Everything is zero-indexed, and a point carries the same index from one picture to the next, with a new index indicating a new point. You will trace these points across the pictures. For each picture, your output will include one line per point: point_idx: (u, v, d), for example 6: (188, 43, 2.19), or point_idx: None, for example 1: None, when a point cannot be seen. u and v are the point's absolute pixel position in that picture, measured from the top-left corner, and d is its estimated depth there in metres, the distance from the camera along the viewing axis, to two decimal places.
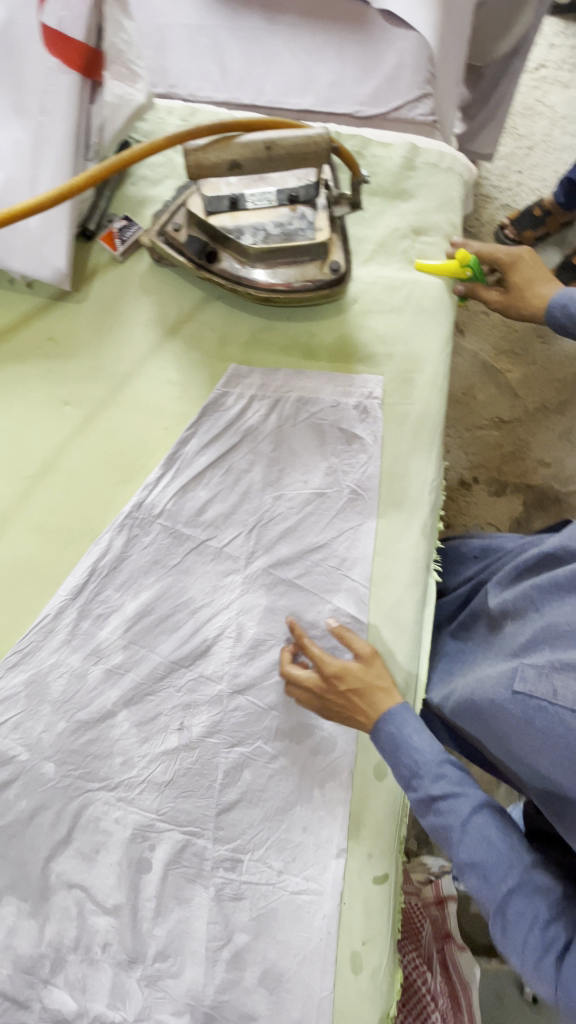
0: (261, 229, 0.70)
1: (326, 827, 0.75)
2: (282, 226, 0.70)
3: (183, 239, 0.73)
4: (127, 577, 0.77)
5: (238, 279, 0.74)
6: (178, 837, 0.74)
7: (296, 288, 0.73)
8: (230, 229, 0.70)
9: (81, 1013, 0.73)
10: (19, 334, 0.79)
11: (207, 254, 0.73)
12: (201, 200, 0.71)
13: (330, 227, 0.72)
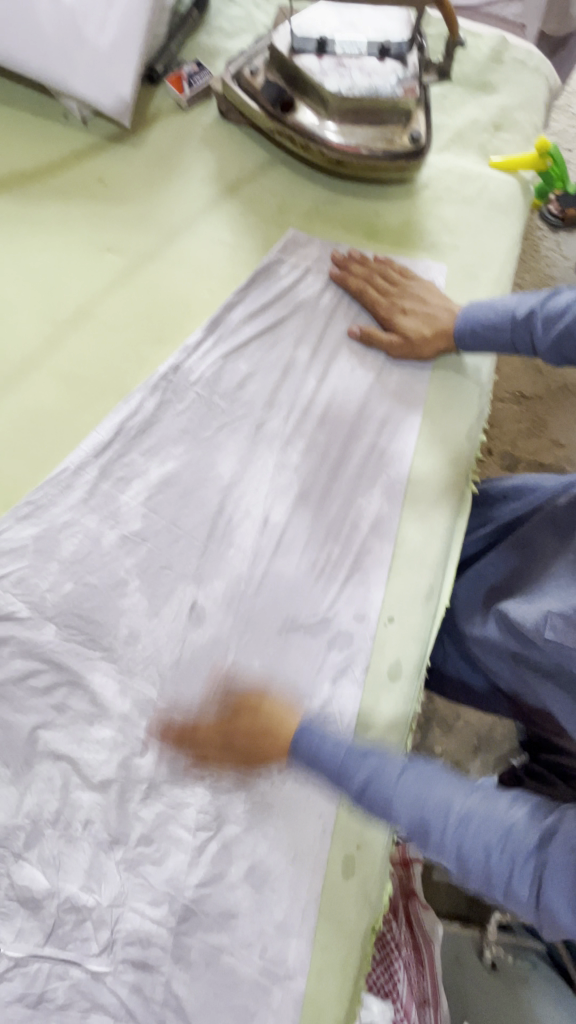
0: (346, 78, 0.67)
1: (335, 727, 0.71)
2: (368, 80, 0.67)
3: (259, 83, 0.70)
4: (154, 443, 0.72)
5: (312, 137, 0.70)
6: (177, 717, 0.71)
7: (373, 152, 0.70)
8: (314, 71, 0.67)
9: (52, 892, 0.68)
10: (67, 171, 0.74)
11: (282, 101, 0.69)
12: (287, 39, 0.68)
13: (417, 93, 0.70)
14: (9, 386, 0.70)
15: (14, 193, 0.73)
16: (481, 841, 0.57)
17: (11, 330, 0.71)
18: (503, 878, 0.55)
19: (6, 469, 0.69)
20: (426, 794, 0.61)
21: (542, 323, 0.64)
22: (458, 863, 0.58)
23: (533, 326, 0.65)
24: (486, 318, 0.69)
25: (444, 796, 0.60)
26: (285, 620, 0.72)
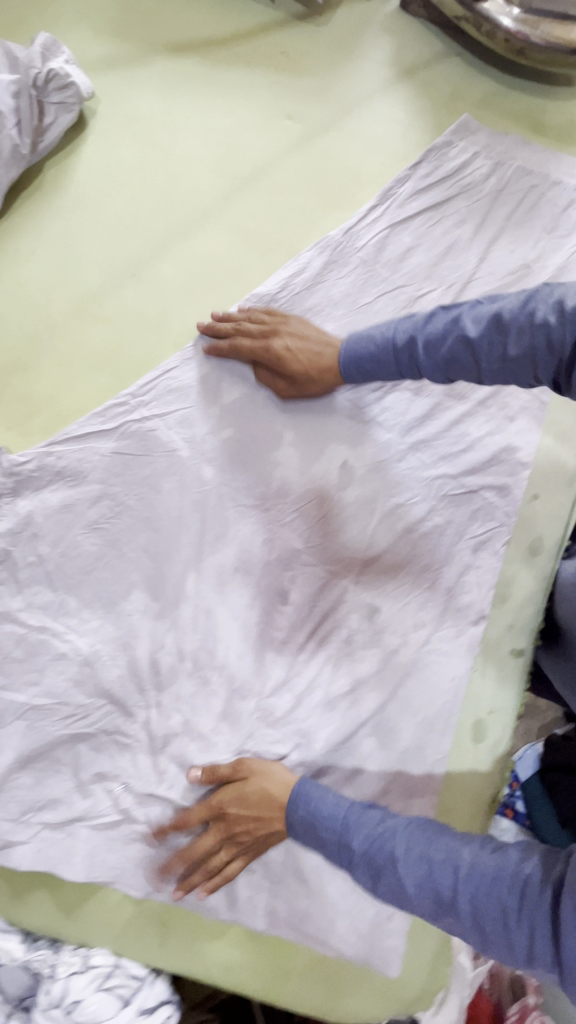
0: None
1: (473, 594, 0.72)
2: None
3: None
4: (317, 300, 0.72)
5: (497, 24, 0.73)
6: (320, 571, 0.71)
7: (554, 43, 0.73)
8: None
9: (186, 731, 0.68)
10: (252, 41, 0.76)
11: None
12: None
13: None
14: (185, 237, 0.73)
15: (202, 55, 0.75)
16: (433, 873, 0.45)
17: (190, 182, 0.73)
18: (489, 903, 0.42)
19: (178, 315, 0.72)
20: (392, 831, 0.49)
21: (499, 347, 0.52)
22: (370, 875, 0.49)
23: (436, 347, 0.57)
24: (367, 344, 0.64)
25: (436, 843, 0.46)
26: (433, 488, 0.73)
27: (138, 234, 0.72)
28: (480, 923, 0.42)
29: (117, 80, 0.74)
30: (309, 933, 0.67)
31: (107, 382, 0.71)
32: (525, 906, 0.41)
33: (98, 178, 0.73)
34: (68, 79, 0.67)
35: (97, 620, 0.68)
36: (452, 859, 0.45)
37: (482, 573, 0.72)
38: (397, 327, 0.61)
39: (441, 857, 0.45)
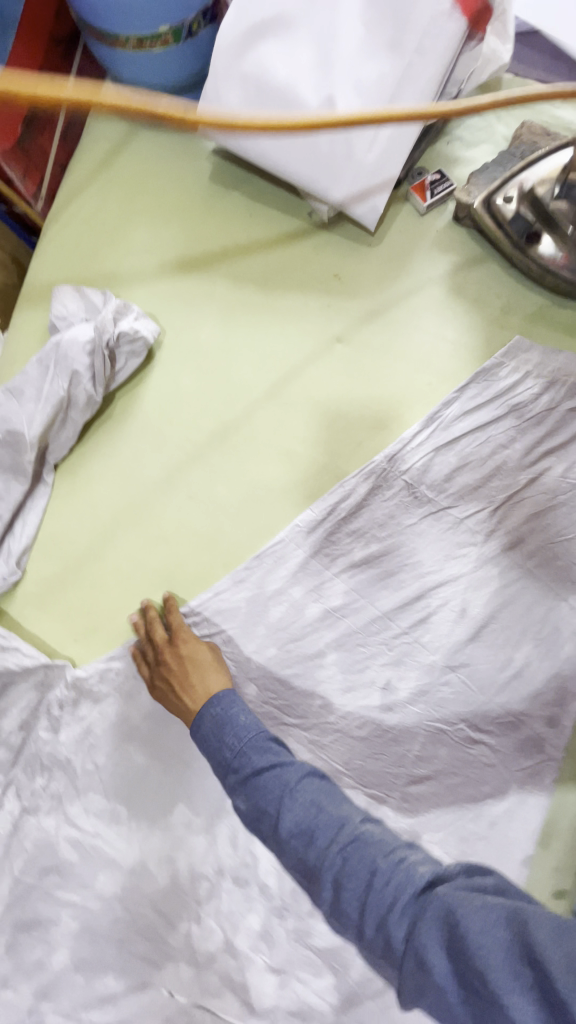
0: None
1: (518, 831, 0.70)
2: None
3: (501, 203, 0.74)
4: (362, 524, 0.75)
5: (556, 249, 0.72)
6: (361, 797, 0.72)
7: None
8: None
9: (225, 947, 0.71)
10: (306, 267, 0.80)
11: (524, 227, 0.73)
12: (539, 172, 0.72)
13: None
14: (238, 463, 0.77)
15: (259, 285, 0.80)
16: (386, 900, 0.49)
17: (244, 406, 0.78)
18: (379, 911, 0.49)
19: (229, 538, 0.76)
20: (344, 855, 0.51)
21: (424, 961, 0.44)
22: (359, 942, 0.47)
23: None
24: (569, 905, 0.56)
25: (329, 807, 0.57)
26: (480, 713, 0.72)
27: (196, 458, 0.78)
28: (348, 910, 0.51)
29: (180, 312, 0.80)
30: None
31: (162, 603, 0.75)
32: (420, 923, 0.46)
33: (161, 406, 0.79)
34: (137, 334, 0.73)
35: (145, 831, 0.73)
36: (336, 837, 0.54)
37: (528, 808, 0.70)
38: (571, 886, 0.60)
39: (314, 863, 0.54)
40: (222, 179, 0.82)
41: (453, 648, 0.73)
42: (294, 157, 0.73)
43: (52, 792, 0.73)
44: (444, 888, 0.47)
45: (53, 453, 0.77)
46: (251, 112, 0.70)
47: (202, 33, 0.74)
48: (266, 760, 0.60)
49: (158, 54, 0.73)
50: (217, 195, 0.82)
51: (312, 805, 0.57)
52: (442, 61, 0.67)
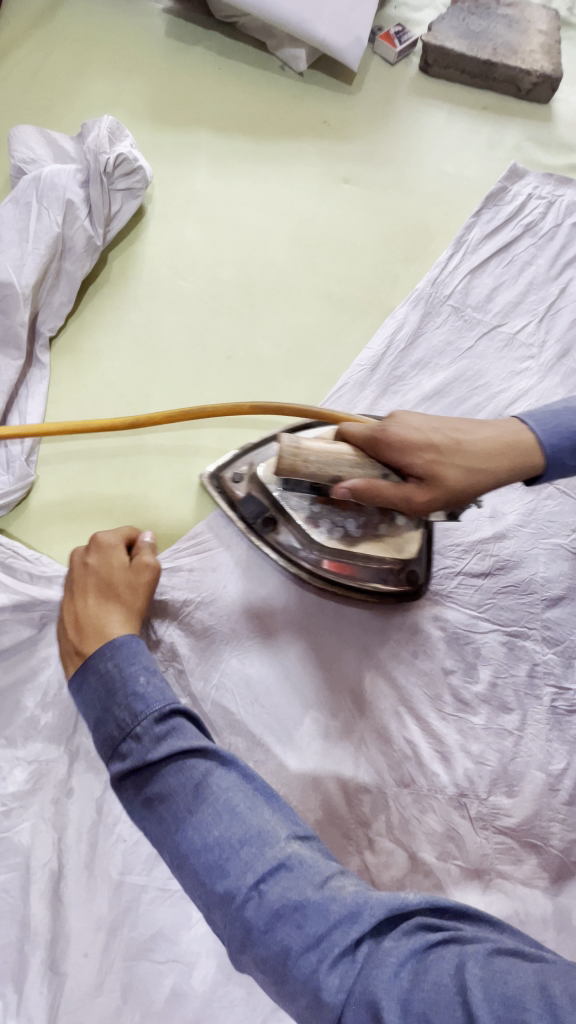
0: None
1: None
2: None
3: (464, 54, 0.78)
4: (423, 354, 0.69)
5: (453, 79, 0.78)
6: (502, 639, 0.64)
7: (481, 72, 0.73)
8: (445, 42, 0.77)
9: (412, 868, 0.56)
10: (293, 115, 0.75)
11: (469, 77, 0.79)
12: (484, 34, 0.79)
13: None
14: (275, 310, 0.67)
15: (248, 135, 0.73)
16: (314, 945, 0.35)
17: (266, 252, 0.69)
18: (310, 959, 0.35)
19: (287, 389, 0.65)
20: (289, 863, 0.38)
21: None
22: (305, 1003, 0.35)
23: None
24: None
25: (247, 813, 0.40)
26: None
27: (225, 309, 0.66)
28: (265, 950, 0.36)
29: (169, 162, 0.70)
30: None
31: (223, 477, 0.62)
32: (372, 975, 0.34)
33: (169, 263, 0.67)
34: (135, 164, 0.61)
35: (277, 761, 0.56)
36: (251, 866, 0.38)
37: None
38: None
39: (224, 893, 0.38)
40: (182, 34, 0.75)
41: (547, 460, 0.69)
42: None
43: None
44: (413, 945, 0.35)
45: (49, 324, 0.61)
46: None
47: None
48: (169, 745, 0.41)
49: None
50: (180, 48, 0.74)
51: (223, 811, 0.40)
52: None
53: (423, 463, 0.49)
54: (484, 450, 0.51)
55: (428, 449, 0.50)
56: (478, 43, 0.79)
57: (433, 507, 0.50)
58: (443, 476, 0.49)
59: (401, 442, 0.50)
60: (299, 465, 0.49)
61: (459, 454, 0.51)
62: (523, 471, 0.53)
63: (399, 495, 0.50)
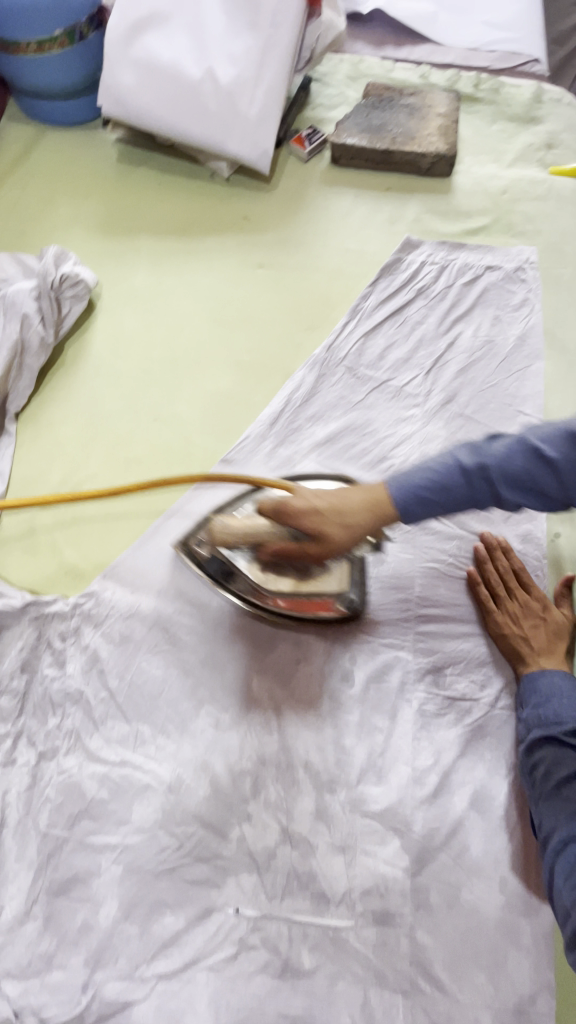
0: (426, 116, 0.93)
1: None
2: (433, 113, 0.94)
3: (365, 146, 0.91)
4: (317, 409, 0.83)
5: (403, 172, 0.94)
6: (377, 649, 0.75)
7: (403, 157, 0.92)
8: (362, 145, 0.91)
9: (284, 840, 0.67)
10: (218, 214, 0.91)
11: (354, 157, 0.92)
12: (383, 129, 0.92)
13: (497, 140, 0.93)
14: (193, 379, 0.83)
15: (180, 236, 0.90)
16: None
17: (188, 331, 0.85)
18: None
19: (199, 442, 0.80)
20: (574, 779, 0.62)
21: (554, 886, 0.58)
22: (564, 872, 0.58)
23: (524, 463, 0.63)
24: (426, 476, 0.66)
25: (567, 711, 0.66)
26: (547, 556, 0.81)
27: (153, 382, 0.82)
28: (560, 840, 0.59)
29: (113, 266, 0.88)
30: None
31: (141, 516, 0.79)
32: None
33: (110, 347, 0.84)
34: (78, 277, 0.80)
35: (175, 743, 0.70)
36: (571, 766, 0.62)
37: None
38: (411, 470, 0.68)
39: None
40: (131, 159, 0.94)
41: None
42: (188, 118, 0.85)
43: (67, 730, 0.70)
44: None
45: (15, 402, 0.80)
46: (148, 96, 0.84)
47: (92, 36, 0.86)
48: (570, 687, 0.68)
49: (56, 55, 0.85)
50: (127, 172, 0.93)
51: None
52: (293, 34, 0.84)
53: (308, 523, 0.65)
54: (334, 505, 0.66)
55: (313, 512, 0.65)
56: (378, 136, 0.92)
57: (323, 557, 0.66)
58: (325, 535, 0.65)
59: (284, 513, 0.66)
60: (227, 539, 0.67)
61: (339, 514, 0.65)
62: (382, 523, 0.67)
63: (301, 549, 0.66)
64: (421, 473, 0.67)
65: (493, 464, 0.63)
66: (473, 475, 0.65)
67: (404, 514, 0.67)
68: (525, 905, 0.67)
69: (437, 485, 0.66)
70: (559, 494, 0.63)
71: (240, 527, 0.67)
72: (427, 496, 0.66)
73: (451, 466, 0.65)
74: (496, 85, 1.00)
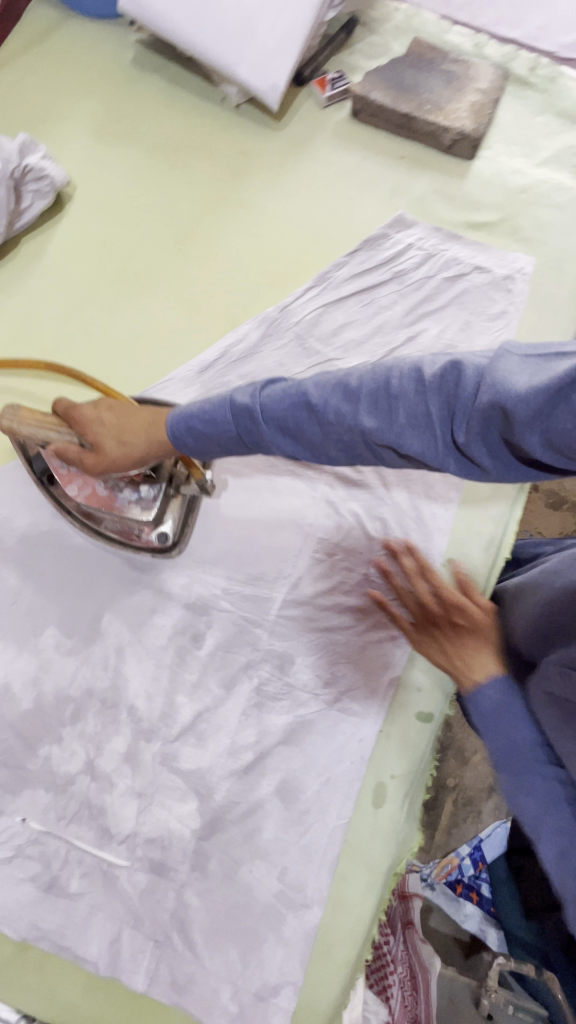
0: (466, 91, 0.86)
1: (388, 661, 0.74)
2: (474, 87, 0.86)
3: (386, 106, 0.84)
4: (252, 370, 0.79)
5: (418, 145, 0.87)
6: (235, 620, 0.74)
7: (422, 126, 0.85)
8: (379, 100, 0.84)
9: (87, 770, 0.69)
10: (216, 142, 0.86)
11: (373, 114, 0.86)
12: (412, 91, 0.85)
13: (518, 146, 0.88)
14: (137, 307, 0.80)
15: (169, 155, 0.86)
16: None
17: (147, 256, 0.82)
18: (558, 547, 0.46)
19: (123, 371, 0.78)
20: None
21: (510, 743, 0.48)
22: None
23: (395, 417, 0.48)
24: (203, 411, 0.55)
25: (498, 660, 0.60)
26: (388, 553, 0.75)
27: (96, 299, 0.80)
28: None
29: (93, 171, 0.84)
30: (191, 1003, 0.65)
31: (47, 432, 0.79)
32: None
33: (66, 253, 0.81)
34: (43, 172, 0.79)
35: (12, 653, 0.71)
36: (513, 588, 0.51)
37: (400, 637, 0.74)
38: (237, 390, 0.55)
39: None
40: (144, 62, 0.89)
41: (326, 484, 0.79)
42: (203, 32, 0.80)
43: None
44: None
45: None
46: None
47: None
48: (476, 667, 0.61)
49: None
50: (137, 76, 0.88)
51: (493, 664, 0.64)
52: None
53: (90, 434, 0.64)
54: (139, 429, 0.62)
55: (100, 424, 0.64)
56: (403, 97, 0.85)
57: (100, 470, 0.65)
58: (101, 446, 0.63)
59: (76, 415, 0.65)
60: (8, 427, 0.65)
61: (117, 428, 0.63)
62: (162, 450, 0.61)
63: (77, 454, 0.66)
64: (202, 405, 0.56)
65: (364, 418, 0.49)
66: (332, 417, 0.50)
67: (264, 446, 0.55)
68: (297, 900, 0.68)
69: (208, 422, 0.56)
70: (444, 454, 0.48)
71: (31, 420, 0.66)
72: (286, 432, 0.52)
73: (227, 404, 0.54)
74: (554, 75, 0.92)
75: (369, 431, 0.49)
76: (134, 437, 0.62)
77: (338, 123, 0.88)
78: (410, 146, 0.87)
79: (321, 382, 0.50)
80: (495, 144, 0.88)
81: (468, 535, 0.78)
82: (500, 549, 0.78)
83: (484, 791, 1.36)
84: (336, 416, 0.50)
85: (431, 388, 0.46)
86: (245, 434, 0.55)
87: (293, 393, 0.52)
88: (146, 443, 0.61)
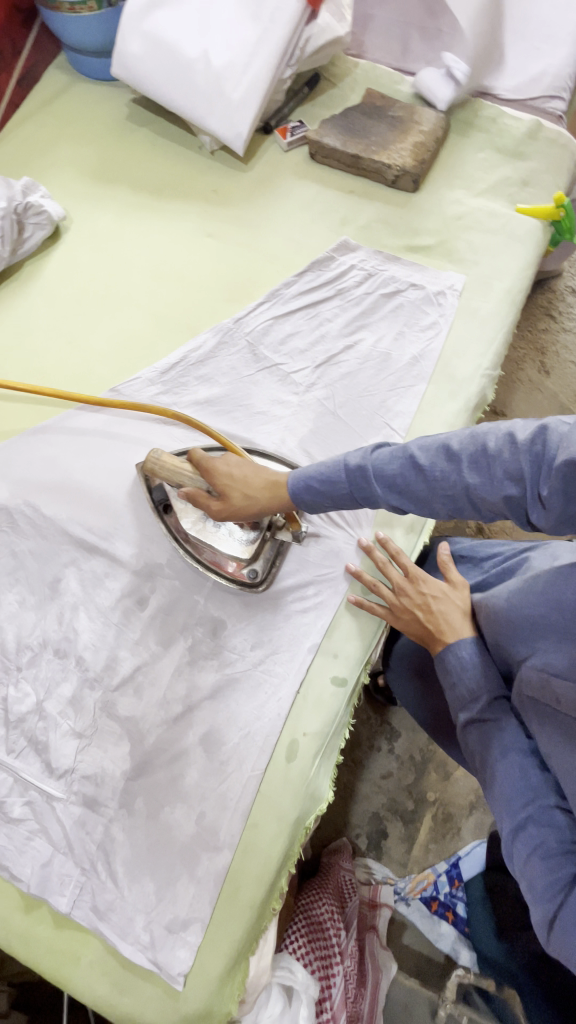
0: (411, 133, 0.97)
1: (310, 629, 0.81)
2: (418, 129, 0.98)
3: (336, 150, 0.97)
4: (207, 372, 0.90)
5: (367, 181, 0.99)
6: (175, 587, 0.84)
7: (369, 166, 0.97)
8: (331, 143, 0.97)
9: (37, 710, 0.79)
10: (192, 181, 1.01)
11: (327, 155, 0.99)
12: (361, 136, 0.97)
13: (459, 180, 0.99)
14: (113, 319, 0.94)
15: (152, 193, 1.01)
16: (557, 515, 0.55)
17: (126, 276, 0.96)
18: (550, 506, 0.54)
19: (97, 371, 0.91)
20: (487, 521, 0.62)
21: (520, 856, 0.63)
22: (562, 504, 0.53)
23: (494, 474, 0.58)
24: (320, 472, 0.70)
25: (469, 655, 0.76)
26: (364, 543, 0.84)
27: (81, 312, 0.94)
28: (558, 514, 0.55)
29: (87, 207, 1.00)
30: (110, 927, 0.72)
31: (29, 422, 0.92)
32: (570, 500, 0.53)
33: (59, 273, 0.96)
34: (41, 209, 0.94)
35: None
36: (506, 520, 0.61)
37: (323, 608, 0.82)
38: (351, 456, 0.69)
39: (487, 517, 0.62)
40: (136, 118, 1.05)
41: None
42: (180, 93, 0.95)
43: None
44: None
45: None
46: (150, 64, 0.95)
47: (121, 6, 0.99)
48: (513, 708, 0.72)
49: (87, 17, 0.99)
50: (130, 129, 1.05)
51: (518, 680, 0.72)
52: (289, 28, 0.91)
53: (217, 483, 0.75)
54: (264, 489, 0.74)
55: (221, 475, 0.75)
56: (354, 141, 0.97)
57: (222, 514, 0.76)
58: (227, 495, 0.75)
59: (208, 467, 0.76)
60: (153, 473, 0.80)
61: (241, 481, 0.75)
62: (276, 508, 0.75)
63: (205, 501, 0.77)
64: (318, 467, 0.71)
65: (466, 475, 0.59)
66: (431, 474, 0.61)
67: (373, 498, 0.68)
68: (211, 843, 0.74)
69: (326, 479, 0.70)
70: (532, 504, 0.56)
71: (166, 464, 0.79)
72: (393, 489, 0.65)
73: (341, 468, 0.68)
74: (495, 120, 1.03)
75: (473, 488, 0.59)
76: (256, 496, 0.75)
77: (298, 164, 1.01)
78: (359, 183, 0.99)
79: (425, 448, 0.62)
80: (437, 178, 0.99)
81: (391, 521, 0.89)
82: (418, 534, 0.89)
83: (465, 809, 1.35)
84: (454, 480, 0.60)
85: (524, 452, 0.55)
86: (355, 489, 0.68)
87: (401, 457, 0.64)
88: (265, 499, 0.73)
